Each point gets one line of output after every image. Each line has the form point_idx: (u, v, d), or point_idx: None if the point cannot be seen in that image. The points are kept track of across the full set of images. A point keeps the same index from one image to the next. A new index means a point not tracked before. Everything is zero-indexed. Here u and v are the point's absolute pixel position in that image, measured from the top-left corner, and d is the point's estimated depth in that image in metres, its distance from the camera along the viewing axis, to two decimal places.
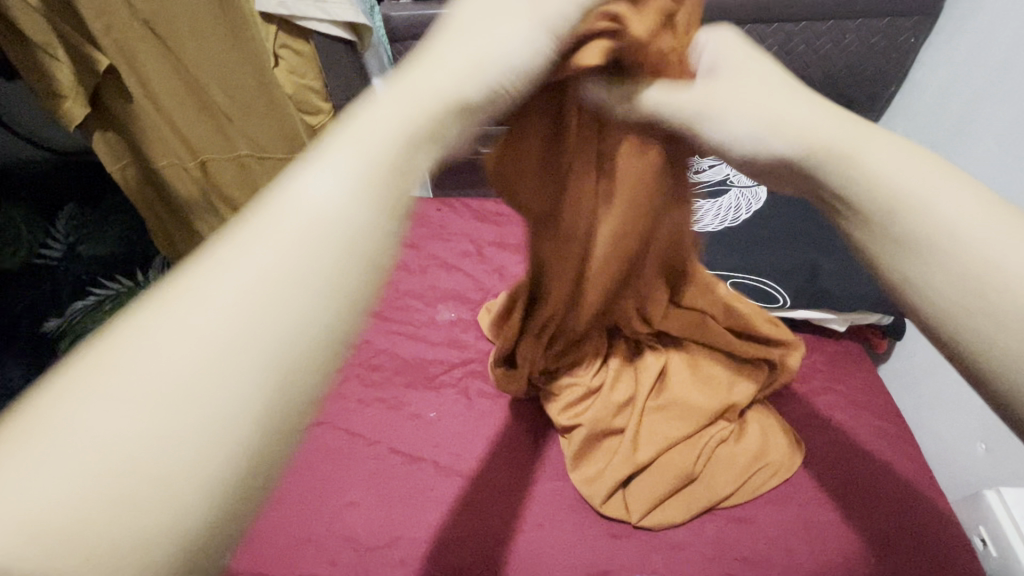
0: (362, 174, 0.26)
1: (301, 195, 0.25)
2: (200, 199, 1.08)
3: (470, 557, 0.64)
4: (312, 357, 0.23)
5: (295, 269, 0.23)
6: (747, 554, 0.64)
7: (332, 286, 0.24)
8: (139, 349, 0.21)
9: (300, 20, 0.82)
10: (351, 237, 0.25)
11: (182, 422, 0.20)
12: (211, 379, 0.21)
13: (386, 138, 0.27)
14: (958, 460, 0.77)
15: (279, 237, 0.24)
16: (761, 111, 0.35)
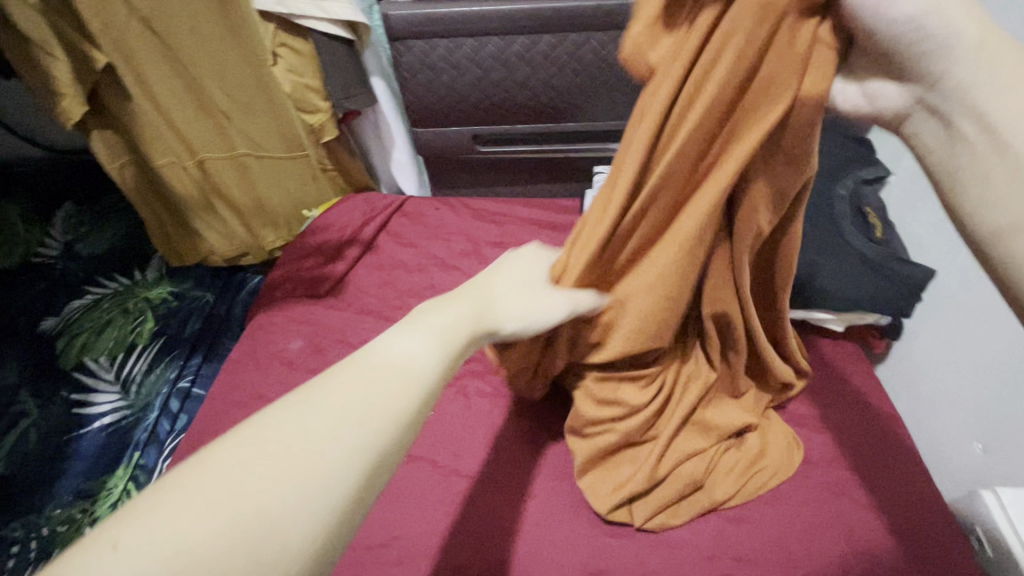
0: (435, 338, 0.38)
1: (396, 348, 0.36)
2: (198, 197, 1.07)
3: (469, 556, 0.64)
4: (386, 458, 0.32)
5: (388, 390, 0.33)
6: (745, 554, 0.64)
7: (408, 408, 0.34)
8: (278, 429, 0.30)
9: (299, 19, 0.82)
10: (422, 379, 0.35)
11: (298, 483, 0.29)
12: (323, 456, 0.30)
13: (449, 319, 0.40)
14: (956, 459, 0.77)
15: (376, 370, 0.34)
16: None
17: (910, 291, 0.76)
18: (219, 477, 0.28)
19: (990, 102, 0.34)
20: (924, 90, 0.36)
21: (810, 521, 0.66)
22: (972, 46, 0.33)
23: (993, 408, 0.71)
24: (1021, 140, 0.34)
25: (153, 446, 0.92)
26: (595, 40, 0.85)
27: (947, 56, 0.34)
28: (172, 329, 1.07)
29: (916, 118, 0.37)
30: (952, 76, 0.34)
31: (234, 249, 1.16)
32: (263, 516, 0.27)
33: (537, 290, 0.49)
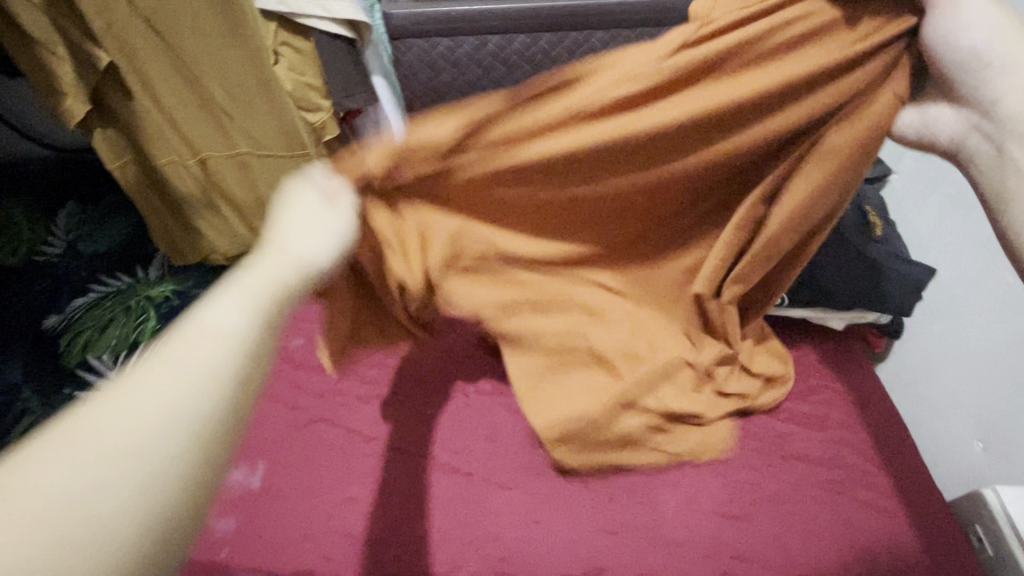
0: (257, 303, 0.31)
1: (205, 321, 0.29)
2: (201, 196, 1.09)
3: (467, 552, 0.65)
4: (215, 441, 0.27)
5: (201, 370, 0.27)
6: (743, 552, 0.64)
7: (230, 380, 0.28)
8: (48, 458, 0.23)
9: (301, 18, 0.81)
10: (245, 348, 0.29)
11: (100, 516, 0.23)
12: (128, 471, 0.24)
13: (266, 284, 0.33)
14: (954, 458, 0.77)
15: (184, 352, 0.28)
16: (996, 27, 0.43)
17: (914, 289, 0.75)
18: None
19: None
20: (979, 115, 0.45)
21: (809, 519, 0.66)
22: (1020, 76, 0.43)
23: (995, 407, 0.71)
24: None
25: None
26: (594, 39, 0.86)
27: (1002, 82, 0.44)
28: None
29: (970, 138, 0.46)
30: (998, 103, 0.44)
31: (235, 245, 1.18)
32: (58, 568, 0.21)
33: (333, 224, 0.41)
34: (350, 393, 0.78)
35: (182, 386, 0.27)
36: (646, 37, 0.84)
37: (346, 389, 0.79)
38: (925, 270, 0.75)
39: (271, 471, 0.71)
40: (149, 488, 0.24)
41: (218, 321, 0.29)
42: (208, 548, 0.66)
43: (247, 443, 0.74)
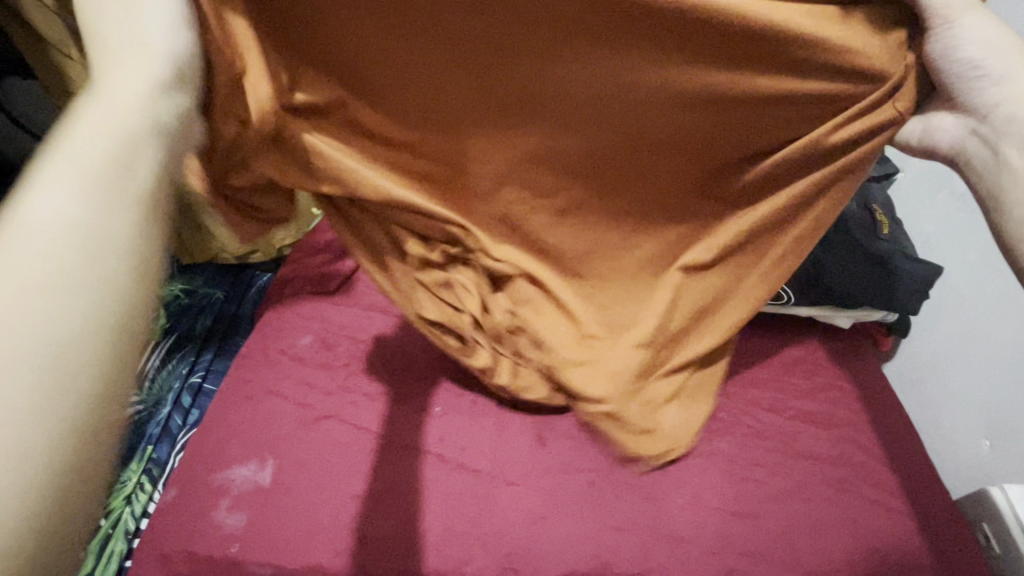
0: (79, 195, 0.33)
1: (29, 221, 0.32)
2: None
3: (474, 547, 0.65)
4: (106, 326, 0.32)
5: (55, 278, 0.31)
6: (749, 549, 0.64)
7: (103, 277, 0.32)
8: None
9: None
10: (92, 236, 0.33)
11: (14, 416, 0.28)
12: (30, 372, 0.29)
13: (93, 166, 0.35)
14: (961, 456, 0.77)
15: (28, 257, 0.31)
16: (991, 39, 0.46)
17: (920, 287, 0.76)
18: None
19: None
20: (977, 121, 0.47)
21: (814, 517, 0.67)
22: (1013, 84, 0.46)
23: (1003, 404, 0.71)
24: None
25: (166, 440, 0.96)
26: None
27: (997, 88, 0.46)
28: (184, 325, 1.10)
29: (968, 145, 0.47)
30: (993, 109, 0.46)
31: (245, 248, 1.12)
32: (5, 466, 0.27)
33: (137, 86, 0.39)
34: (358, 390, 0.79)
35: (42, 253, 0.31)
36: None
37: (354, 386, 0.80)
38: (932, 266, 0.75)
39: (280, 467, 0.72)
40: (23, 377, 0.28)
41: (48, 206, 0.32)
42: (219, 544, 0.67)
43: (256, 440, 0.75)
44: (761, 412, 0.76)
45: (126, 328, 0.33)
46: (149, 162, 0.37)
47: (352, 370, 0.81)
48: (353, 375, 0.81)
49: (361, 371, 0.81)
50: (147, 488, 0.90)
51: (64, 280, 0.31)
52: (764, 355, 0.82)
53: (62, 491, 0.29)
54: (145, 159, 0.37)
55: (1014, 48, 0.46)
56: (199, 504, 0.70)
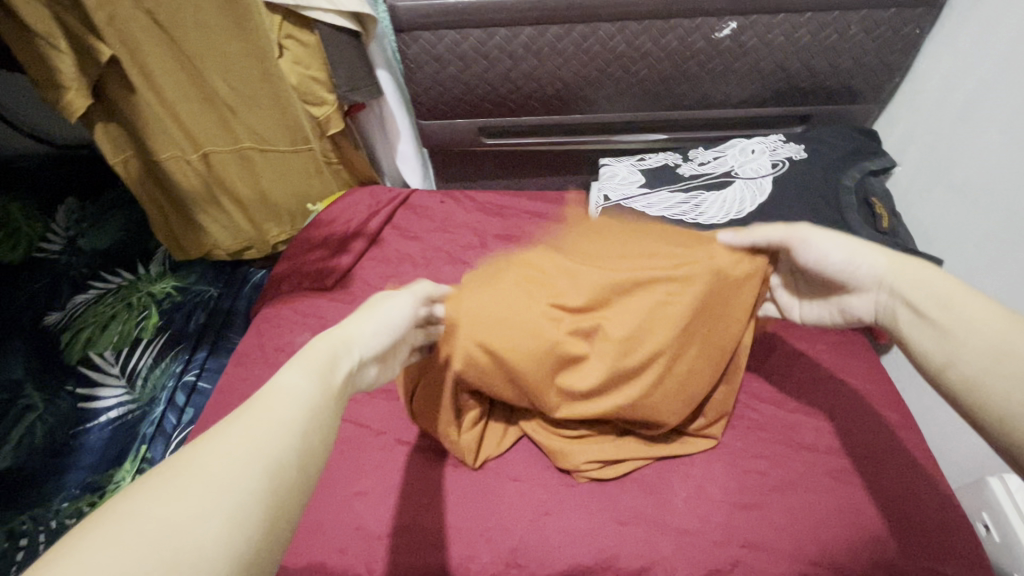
0: (317, 377, 0.38)
1: (276, 385, 0.36)
2: (202, 190, 1.09)
3: (478, 542, 0.65)
4: (293, 481, 0.32)
5: (281, 417, 0.34)
6: (754, 541, 0.64)
7: (307, 429, 0.34)
8: (203, 456, 0.30)
9: (304, 11, 0.80)
10: (303, 407, 0.35)
11: (193, 495, 0.28)
12: (216, 474, 0.29)
13: (321, 360, 0.39)
14: (961, 446, 0.78)
15: (265, 400, 0.34)
16: (847, 242, 0.52)
17: None
18: (189, 476, 0.29)
19: (917, 293, 0.45)
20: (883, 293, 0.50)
21: (817, 509, 0.67)
22: (859, 258, 0.51)
23: None
24: (953, 332, 0.41)
25: (160, 438, 0.93)
26: (601, 31, 0.85)
27: (867, 269, 0.51)
28: (176, 324, 1.08)
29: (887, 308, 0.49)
30: (904, 282, 0.47)
31: (239, 242, 1.19)
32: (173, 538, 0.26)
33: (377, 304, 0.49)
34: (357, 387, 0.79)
35: (275, 423, 0.33)
36: (653, 29, 0.84)
37: None
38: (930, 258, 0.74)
39: None
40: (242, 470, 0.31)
41: (290, 381, 0.36)
42: None
43: None
44: (760, 405, 0.76)
45: (294, 506, 0.32)
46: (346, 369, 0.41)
47: None
48: None
49: None
50: None
51: (299, 402, 0.35)
52: (763, 348, 0.82)
53: None
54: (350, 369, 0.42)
55: (873, 247, 0.51)
56: None
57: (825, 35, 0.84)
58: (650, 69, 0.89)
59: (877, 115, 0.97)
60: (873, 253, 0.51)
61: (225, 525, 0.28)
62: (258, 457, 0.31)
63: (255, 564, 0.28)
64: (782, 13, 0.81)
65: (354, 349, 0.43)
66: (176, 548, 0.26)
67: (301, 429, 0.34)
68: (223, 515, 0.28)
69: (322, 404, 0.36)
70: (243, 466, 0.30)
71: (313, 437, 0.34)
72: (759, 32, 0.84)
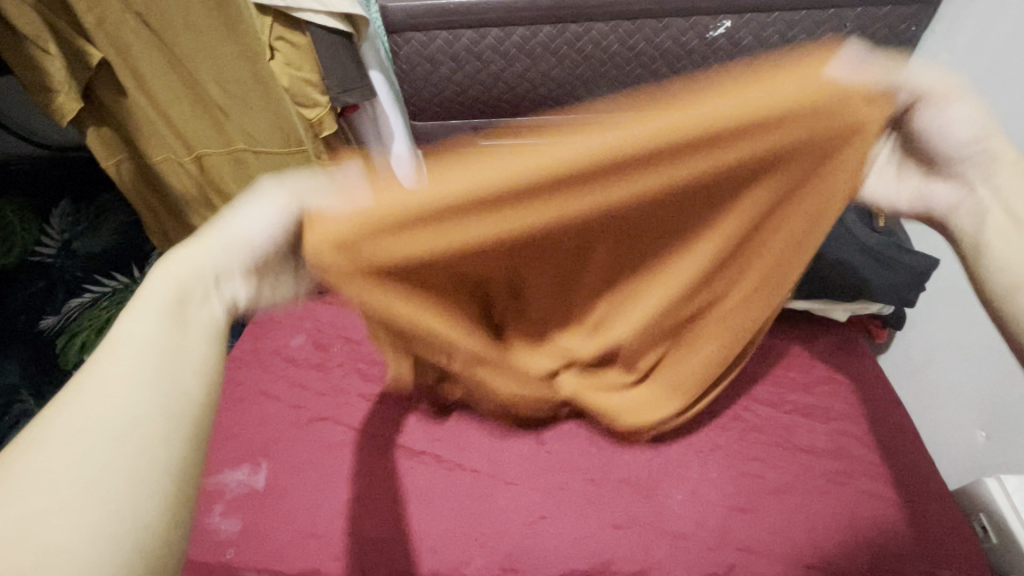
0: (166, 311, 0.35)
1: (125, 335, 0.34)
2: (195, 193, 1.08)
3: (471, 547, 0.65)
4: (184, 430, 0.32)
5: (151, 371, 0.32)
6: (749, 544, 0.64)
7: (180, 375, 0.33)
8: (58, 423, 0.29)
9: (294, 12, 0.78)
10: (171, 350, 0.34)
11: (64, 465, 0.28)
12: (84, 446, 0.28)
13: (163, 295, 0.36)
14: (959, 446, 0.79)
15: (127, 353, 0.33)
16: (981, 122, 0.43)
17: (915, 279, 0.75)
18: (47, 455, 0.28)
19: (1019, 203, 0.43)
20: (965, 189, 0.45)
21: (812, 511, 0.67)
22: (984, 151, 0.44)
23: (998, 397, 0.72)
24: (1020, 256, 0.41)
25: None
26: (595, 31, 0.84)
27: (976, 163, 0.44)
28: None
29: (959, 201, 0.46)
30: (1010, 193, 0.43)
31: None
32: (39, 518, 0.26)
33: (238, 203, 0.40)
34: (351, 391, 0.78)
35: (114, 386, 0.31)
36: (647, 28, 0.83)
37: (347, 387, 0.78)
38: (926, 258, 0.74)
39: (274, 471, 0.71)
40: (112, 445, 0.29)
41: (137, 329, 0.34)
42: (214, 549, 0.65)
43: (250, 443, 0.74)
44: (757, 407, 0.76)
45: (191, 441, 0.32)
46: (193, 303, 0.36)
47: (345, 371, 0.80)
48: (347, 375, 0.80)
49: (355, 372, 0.80)
50: None
51: (159, 345, 0.34)
52: (760, 349, 0.82)
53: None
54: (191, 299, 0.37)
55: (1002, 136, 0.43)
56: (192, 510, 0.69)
57: (820, 31, 0.83)
58: (644, 68, 0.88)
59: None
60: (997, 146, 0.43)
61: (101, 492, 0.27)
62: (102, 427, 0.29)
63: (157, 516, 0.28)
64: (777, 11, 0.81)
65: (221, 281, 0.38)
66: (31, 540, 0.25)
67: (153, 380, 0.32)
68: (79, 495, 0.27)
69: (188, 345, 0.35)
70: (85, 444, 0.29)
71: (180, 382, 0.33)
72: (753, 30, 0.83)
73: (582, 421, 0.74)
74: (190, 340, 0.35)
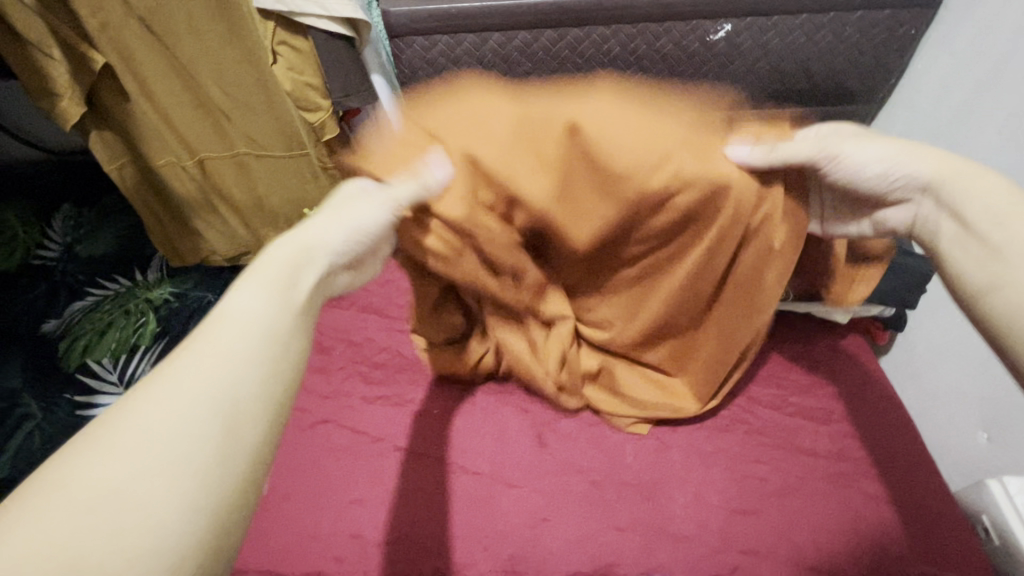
0: (271, 292, 0.37)
1: (229, 312, 0.35)
2: (200, 198, 1.09)
3: (474, 550, 0.65)
4: (268, 423, 0.32)
5: (243, 354, 0.33)
6: (751, 546, 0.64)
7: (266, 364, 0.34)
8: (151, 403, 0.29)
9: (298, 16, 0.79)
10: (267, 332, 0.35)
11: (150, 453, 0.28)
12: (177, 425, 0.29)
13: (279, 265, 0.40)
14: (962, 448, 0.79)
15: (214, 338, 0.33)
16: (894, 147, 0.48)
17: (917, 282, 0.76)
18: (129, 437, 0.28)
19: (971, 205, 0.42)
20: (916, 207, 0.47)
21: (815, 513, 0.67)
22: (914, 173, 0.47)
23: (999, 398, 0.73)
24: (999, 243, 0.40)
25: None
26: (596, 35, 0.85)
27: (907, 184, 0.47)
28: (174, 330, 1.08)
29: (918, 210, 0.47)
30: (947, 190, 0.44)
31: (234, 248, 1.19)
32: (116, 507, 0.26)
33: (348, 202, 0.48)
34: (354, 393, 0.78)
35: (222, 358, 0.32)
36: (647, 32, 0.84)
37: (350, 390, 0.79)
38: (925, 261, 0.75)
39: (277, 474, 0.71)
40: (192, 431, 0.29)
41: (246, 306, 0.35)
42: None
43: None
44: (759, 409, 0.76)
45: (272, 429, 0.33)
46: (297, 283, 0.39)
47: (348, 374, 0.80)
48: (349, 378, 0.80)
49: (357, 374, 0.80)
50: None
51: (260, 325, 0.35)
52: (762, 351, 0.82)
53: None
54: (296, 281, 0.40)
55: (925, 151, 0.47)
56: None
57: (820, 35, 0.83)
58: (645, 72, 0.89)
59: (876, 115, 0.96)
60: (915, 157, 0.47)
61: (177, 485, 0.27)
62: (205, 398, 0.30)
63: (227, 502, 0.29)
64: (777, 15, 0.81)
65: (322, 255, 0.43)
66: (110, 527, 0.25)
67: (255, 360, 0.33)
68: (166, 466, 0.27)
69: (280, 327, 0.36)
70: (186, 411, 0.29)
71: (274, 364, 0.34)
72: (754, 34, 0.83)
73: (584, 424, 0.75)
74: (288, 324, 0.36)
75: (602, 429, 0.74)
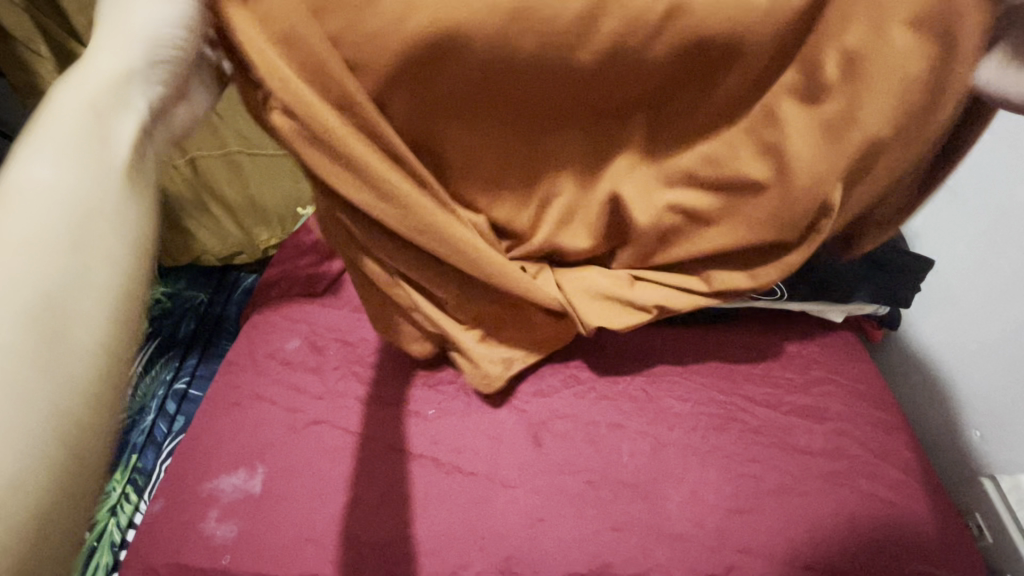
0: (78, 154, 0.38)
1: (28, 178, 0.36)
2: (191, 198, 1.05)
3: (470, 550, 0.64)
4: (134, 254, 0.38)
5: (79, 214, 0.36)
6: (747, 545, 0.64)
7: (106, 210, 0.37)
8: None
9: None
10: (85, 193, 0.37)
11: (26, 318, 0.32)
12: (29, 288, 0.32)
13: (73, 113, 0.39)
14: (957, 445, 0.80)
15: (32, 205, 0.35)
16: None
17: (915, 278, 0.77)
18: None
19: None
20: None
21: (810, 512, 0.67)
22: None
23: (994, 398, 0.74)
24: None
25: (151, 448, 0.95)
26: None
27: None
28: (166, 331, 1.08)
29: None
30: None
31: (228, 248, 1.12)
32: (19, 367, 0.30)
33: (134, 12, 0.42)
34: (349, 394, 0.77)
35: (28, 254, 0.33)
36: None
37: (345, 390, 0.78)
38: (919, 258, 0.77)
39: (271, 475, 0.71)
40: (42, 278, 0.33)
41: (39, 174, 0.36)
42: (209, 556, 0.65)
43: (246, 447, 0.73)
44: (755, 407, 0.76)
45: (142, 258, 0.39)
46: (121, 123, 0.40)
47: (342, 374, 0.80)
48: (343, 378, 0.79)
49: (351, 375, 0.79)
50: (133, 499, 0.89)
51: (85, 190, 0.37)
52: (756, 348, 0.82)
53: (101, 405, 0.33)
54: (118, 125, 0.40)
55: None
56: (187, 515, 0.68)
57: None
58: None
59: None
60: None
61: (88, 331, 0.34)
62: (27, 283, 0.33)
63: (87, 378, 0.33)
64: None
65: (135, 89, 0.42)
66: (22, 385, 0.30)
67: (75, 239, 0.35)
68: (30, 327, 0.32)
69: (99, 188, 0.37)
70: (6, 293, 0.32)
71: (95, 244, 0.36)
72: None
73: (580, 424, 0.74)
74: (110, 187, 0.38)
75: (598, 429, 0.74)
